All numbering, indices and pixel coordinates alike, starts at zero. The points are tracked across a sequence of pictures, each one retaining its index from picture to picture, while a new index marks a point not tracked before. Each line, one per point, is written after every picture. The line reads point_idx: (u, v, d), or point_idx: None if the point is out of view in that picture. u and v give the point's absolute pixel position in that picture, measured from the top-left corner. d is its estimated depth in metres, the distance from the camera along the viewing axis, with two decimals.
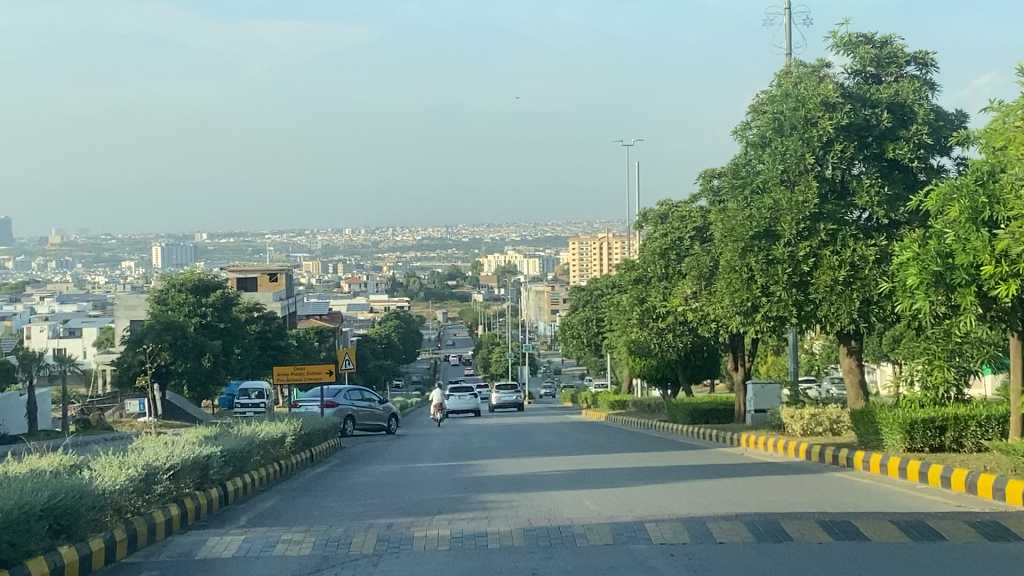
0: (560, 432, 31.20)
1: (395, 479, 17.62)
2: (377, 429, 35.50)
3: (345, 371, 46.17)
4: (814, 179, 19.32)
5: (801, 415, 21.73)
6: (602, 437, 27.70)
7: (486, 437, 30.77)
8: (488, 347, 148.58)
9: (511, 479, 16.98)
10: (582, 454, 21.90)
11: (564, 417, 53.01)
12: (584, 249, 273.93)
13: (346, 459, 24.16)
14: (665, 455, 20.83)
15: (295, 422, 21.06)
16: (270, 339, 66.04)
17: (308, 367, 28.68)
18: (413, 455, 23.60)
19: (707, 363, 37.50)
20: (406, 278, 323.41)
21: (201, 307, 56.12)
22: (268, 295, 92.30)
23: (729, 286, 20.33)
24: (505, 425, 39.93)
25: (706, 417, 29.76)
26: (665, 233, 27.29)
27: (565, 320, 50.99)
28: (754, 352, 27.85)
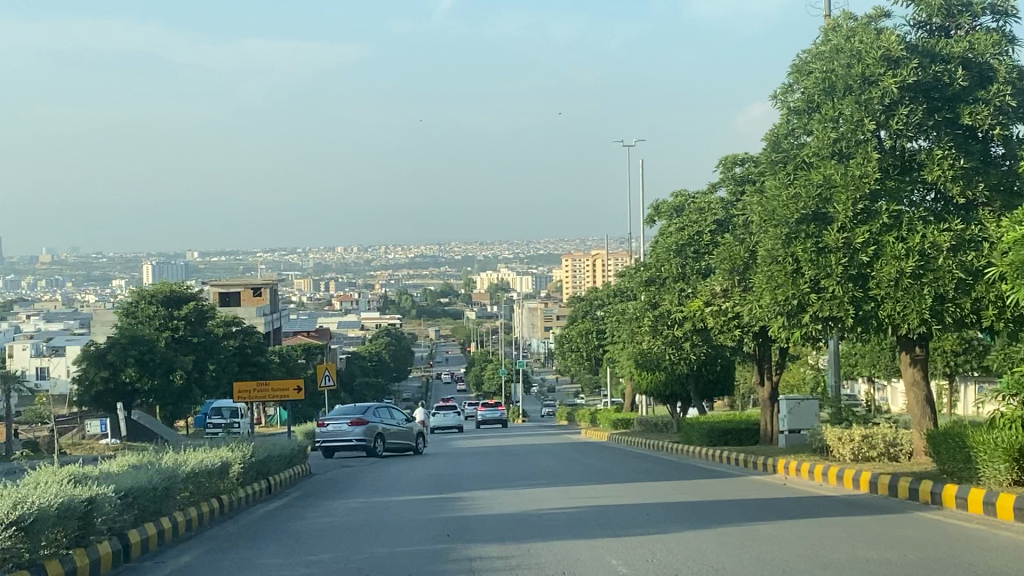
0: (560, 455, 27.85)
1: (362, 520, 14.15)
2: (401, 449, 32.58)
3: (324, 388, 42.80)
4: (873, 150, 15.91)
5: (850, 437, 18.27)
6: (609, 460, 24.39)
7: (477, 460, 27.42)
8: (481, 364, 145.14)
9: (505, 519, 13.70)
10: (588, 483, 18.57)
11: (561, 436, 49.58)
12: (578, 266, 270.72)
13: (313, 488, 20.82)
14: (687, 485, 17.49)
15: (246, 448, 17.56)
16: (249, 355, 62.61)
17: (271, 384, 25.03)
18: (391, 485, 20.24)
19: (720, 378, 34.08)
20: (398, 296, 319.96)
21: (173, 320, 52.68)
22: (251, 311, 88.81)
23: (768, 282, 16.80)
24: (498, 446, 36.50)
25: (726, 437, 26.34)
26: (682, 228, 23.84)
27: (562, 334, 47.55)
28: (783, 364, 24.43)
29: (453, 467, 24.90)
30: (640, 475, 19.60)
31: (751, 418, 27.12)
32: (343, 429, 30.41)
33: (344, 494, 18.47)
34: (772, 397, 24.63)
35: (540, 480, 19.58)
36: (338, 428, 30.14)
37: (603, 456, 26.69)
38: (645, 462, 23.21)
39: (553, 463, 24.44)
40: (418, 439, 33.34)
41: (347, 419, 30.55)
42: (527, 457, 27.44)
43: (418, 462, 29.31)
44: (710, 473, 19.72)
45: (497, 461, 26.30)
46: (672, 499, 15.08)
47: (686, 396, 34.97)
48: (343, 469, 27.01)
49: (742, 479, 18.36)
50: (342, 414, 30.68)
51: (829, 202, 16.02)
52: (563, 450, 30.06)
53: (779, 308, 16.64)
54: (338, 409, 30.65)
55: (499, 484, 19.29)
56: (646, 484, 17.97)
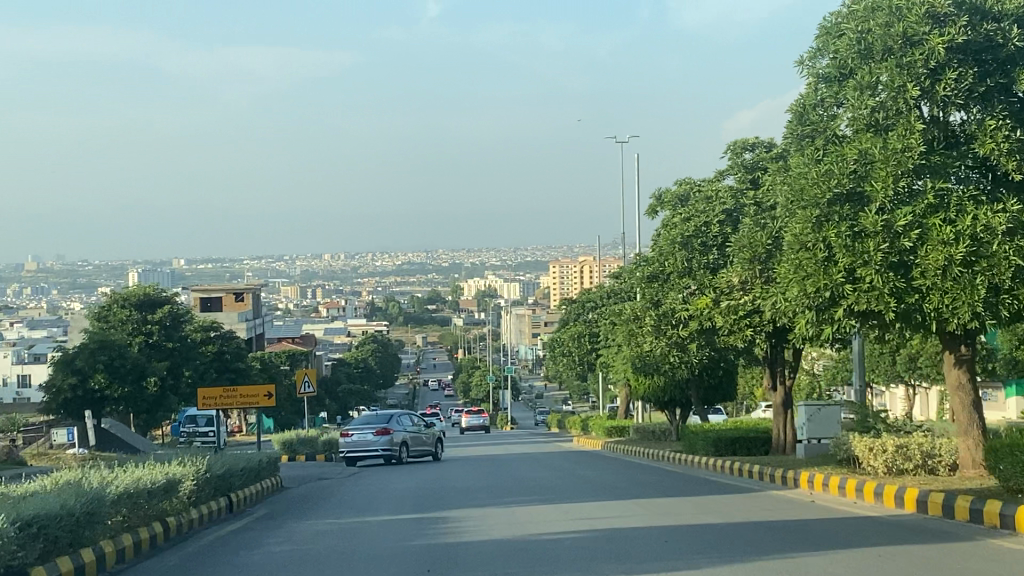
0: (555, 466, 25.88)
1: (331, 547, 12.16)
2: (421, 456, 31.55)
3: (304, 395, 40.80)
4: (916, 120, 13.92)
5: (882, 447, 16.26)
6: (608, 472, 22.43)
7: (465, 471, 25.43)
8: (469, 371, 143.03)
9: (499, 546, 11.72)
10: (590, 499, 16.59)
11: (552, 445, 47.58)
12: (567, 272, 269.03)
13: (284, 505, 18.80)
14: (701, 502, 15.53)
15: (203, 462, 15.53)
16: (228, 361, 60.53)
17: (243, 387, 23.01)
18: (369, 501, 18.23)
19: (723, 383, 32.13)
20: (385, 303, 317.82)
21: (146, 324, 50.63)
22: (233, 316, 86.74)
23: (794, 271, 14.76)
24: (486, 456, 34.52)
25: (733, 447, 24.37)
26: (689, 218, 21.86)
27: (554, 337, 45.53)
28: (797, 366, 22.46)
29: (439, 479, 22.90)
30: (646, 489, 17.64)
31: (759, 426, 25.16)
32: (366, 438, 29.35)
33: (317, 512, 16.46)
34: (784, 403, 22.67)
35: (535, 495, 17.60)
36: (362, 436, 29.08)
37: (602, 466, 24.75)
38: (649, 474, 21.24)
39: (547, 474, 22.45)
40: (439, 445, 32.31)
41: (371, 428, 29.44)
42: (519, 468, 25.44)
43: (402, 474, 27.32)
44: (723, 487, 17.71)
45: (486, 472, 24.30)
46: (689, 519, 13.11)
47: (686, 403, 32.96)
48: (321, 482, 25.01)
49: (760, 495, 16.38)
50: (364, 423, 29.61)
51: (866, 179, 14.01)
52: (556, 461, 28.09)
53: (808, 302, 14.59)
54: (361, 417, 29.61)
55: (489, 499, 17.30)
56: (655, 501, 16.00)
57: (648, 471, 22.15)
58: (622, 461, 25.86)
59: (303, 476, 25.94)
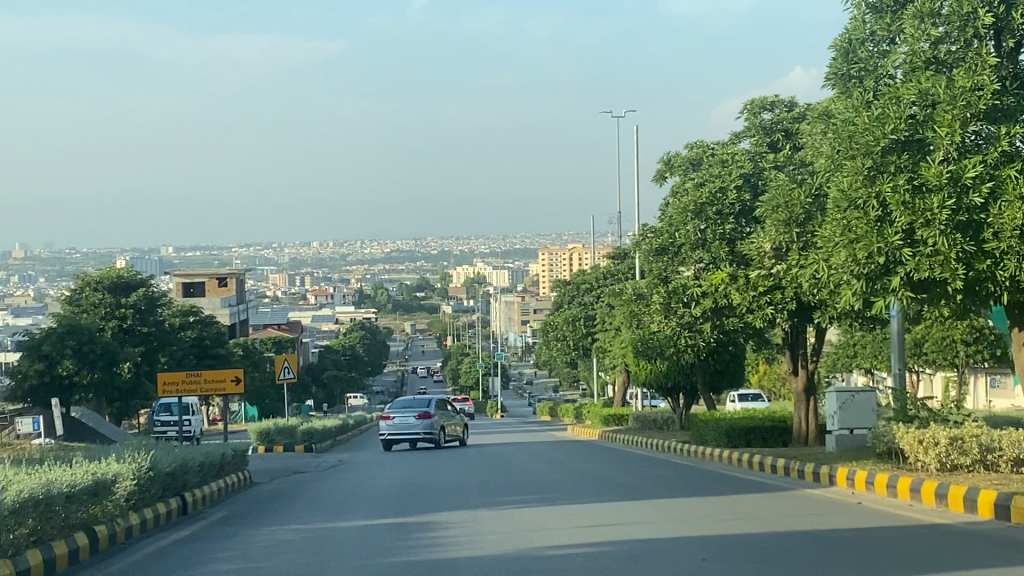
0: (552, 458, 23.75)
1: (288, 563, 10.00)
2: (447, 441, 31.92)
3: (283, 382, 38.67)
4: (988, 54, 11.76)
5: (932, 440, 14.11)
6: (615, 467, 20.26)
7: (453, 464, 23.27)
8: (458, 358, 140.81)
9: (492, 563, 9.54)
10: (597, 500, 14.41)
11: (544, 433, 45.43)
12: (557, 259, 266.82)
13: (249, 504, 16.62)
14: (727, 504, 13.37)
15: (148, 458, 13.34)
16: (208, 347, 58.30)
17: (209, 371, 20.78)
18: (343, 501, 16.04)
19: (731, 368, 29.97)
20: (374, 290, 315.39)
21: (120, 309, 48.34)
22: (216, 302, 84.42)
23: (837, 235, 12.51)
24: (475, 446, 32.41)
25: (748, 438, 22.28)
26: (703, 184, 19.68)
27: (548, 322, 43.36)
28: (821, 349, 20.35)
29: (426, 473, 20.74)
30: (659, 488, 15.47)
31: (775, 414, 23.06)
32: (408, 422, 29.68)
33: (281, 515, 14.25)
34: (807, 388, 20.48)
35: (533, 495, 15.43)
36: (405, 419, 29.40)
37: (605, 459, 22.60)
38: (658, 468, 19.10)
39: (544, 469, 20.28)
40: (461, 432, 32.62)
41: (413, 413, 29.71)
42: (512, 460, 23.29)
43: (386, 466, 25.17)
44: (749, 486, 15.54)
45: (476, 465, 22.15)
46: (721, 527, 10.94)
47: (692, 390, 30.78)
48: (297, 475, 22.83)
49: (792, 494, 14.23)
50: (406, 406, 29.86)
51: (926, 124, 11.83)
52: (554, 452, 25.98)
53: (853, 271, 12.36)
54: (402, 402, 29.91)
55: (482, 499, 15.14)
56: (674, 502, 13.83)
57: (656, 465, 20.00)
58: (626, 454, 23.71)
59: (276, 470, 23.78)
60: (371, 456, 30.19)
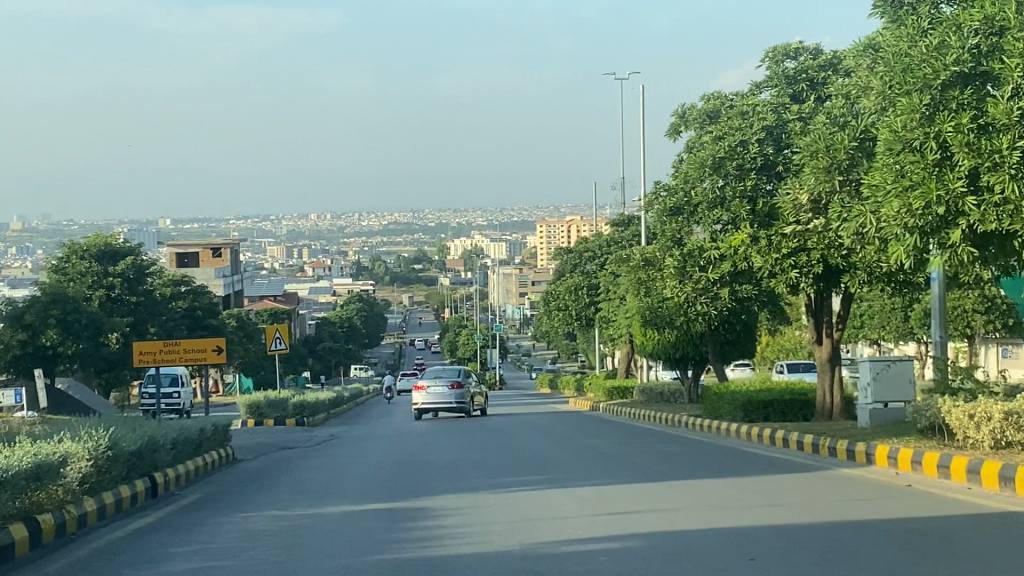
0: (556, 432, 22.31)
1: (258, 558, 8.55)
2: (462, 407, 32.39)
3: (275, 352, 37.21)
4: None
5: (983, 415, 12.68)
6: (626, 442, 18.80)
7: (451, 439, 21.83)
8: (456, 330, 139.35)
9: (501, 560, 8.06)
10: (612, 481, 12.95)
11: (546, 406, 44.01)
12: (555, 230, 265.16)
13: (227, 484, 15.15)
14: (759, 486, 11.91)
15: (109, 434, 11.90)
16: (200, 318, 56.84)
17: (187, 340, 19.29)
18: (331, 481, 14.58)
19: (742, 339, 28.49)
20: (371, 263, 313.81)
21: (107, 278, 46.80)
22: (209, 273, 82.88)
23: (887, 182, 11.03)
24: (473, 421, 30.93)
25: (766, 411, 20.86)
26: (722, 137, 18.21)
27: (549, 291, 41.85)
28: (846, 316, 18.95)
29: (423, 449, 19.28)
30: (680, 467, 14.01)
31: (795, 387, 21.65)
32: (441, 391, 30.86)
33: (262, 498, 12.77)
34: (832, 359, 18.93)
35: (540, 475, 13.96)
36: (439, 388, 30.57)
37: (614, 433, 21.14)
38: (672, 444, 17.66)
39: (549, 444, 18.82)
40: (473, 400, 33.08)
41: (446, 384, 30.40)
42: (514, 435, 21.83)
43: (380, 442, 23.73)
44: (777, 464, 14.09)
45: (475, 441, 20.70)
46: (762, 516, 9.47)
47: (701, 362, 29.31)
48: (285, 451, 21.38)
49: (829, 476, 12.82)
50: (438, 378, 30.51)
51: (991, 55, 10.36)
52: (557, 426, 24.57)
53: (906, 223, 10.86)
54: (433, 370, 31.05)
55: (485, 480, 13.67)
56: (699, 485, 12.36)
57: (670, 440, 18.55)
58: (634, 428, 22.27)
59: (263, 445, 22.32)
60: (365, 430, 28.75)
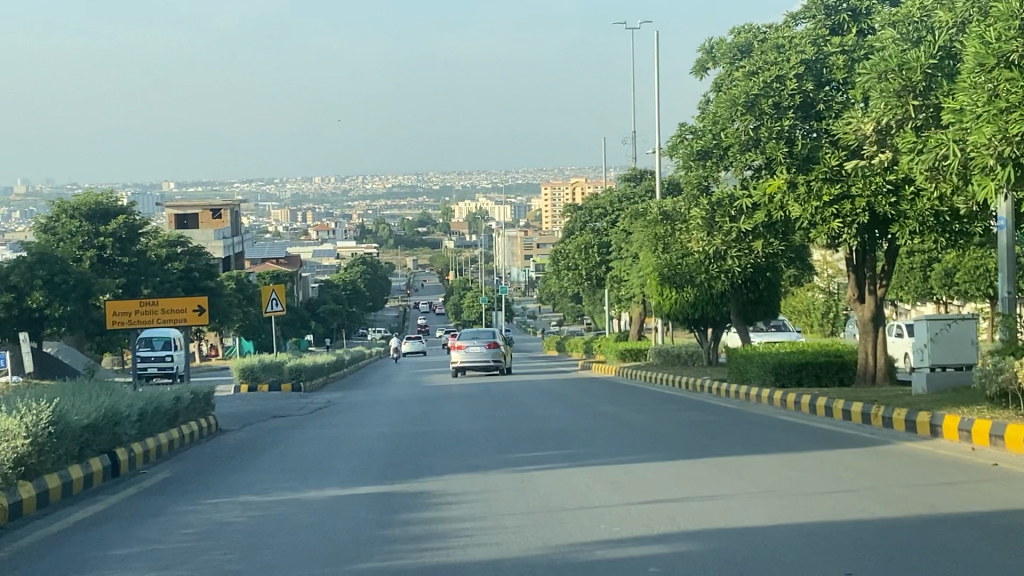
0: (570, 399, 20.63)
1: (220, 563, 6.87)
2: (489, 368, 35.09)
3: (270, 314, 35.49)
4: None
5: None
6: (651, 409, 17.10)
7: (457, 407, 20.16)
8: (461, 292, 137.80)
9: (517, 569, 6.35)
10: (643, 457, 11.26)
11: (555, 369, 42.35)
12: (559, 192, 263.22)
13: (204, 459, 13.46)
14: (817, 465, 10.21)
15: (55, 405, 10.23)
16: (197, 280, 55.20)
17: (166, 299, 17.58)
18: (322, 456, 12.91)
19: (767, 298, 26.67)
20: (375, 226, 311.96)
21: (99, 237, 45.11)
22: (208, 235, 81.16)
23: (984, 102, 9.19)
24: (480, 386, 29.27)
25: (799, 374, 19.18)
26: (754, 72, 16.37)
27: (558, 250, 39.98)
28: (890, 271, 17.20)
29: (426, 418, 17.63)
30: (717, 440, 12.31)
31: (828, 348, 19.93)
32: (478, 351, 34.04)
33: (237, 478, 11.09)
34: (875, 317, 17.23)
35: (558, 449, 12.26)
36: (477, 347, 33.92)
37: (636, 399, 19.45)
38: (701, 413, 15.96)
39: (566, 413, 17.13)
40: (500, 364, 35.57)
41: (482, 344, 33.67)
42: (525, 402, 20.15)
43: (381, 409, 22.08)
44: (830, 438, 12.37)
45: (481, 409, 19.01)
46: (837, 510, 7.73)
47: (722, 322, 27.57)
48: (277, 420, 19.73)
49: (895, 451, 11.07)
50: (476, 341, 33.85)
51: None
52: (571, 391, 22.90)
53: (1006, 152, 9.03)
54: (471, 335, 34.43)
55: (496, 456, 11.97)
56: (745, 465, 10.65)
57: (698, 408, 16.81)
58: (655, 394, 20.57)
59: (254, 414, 20.67)
60: (364, 396, 27.09)
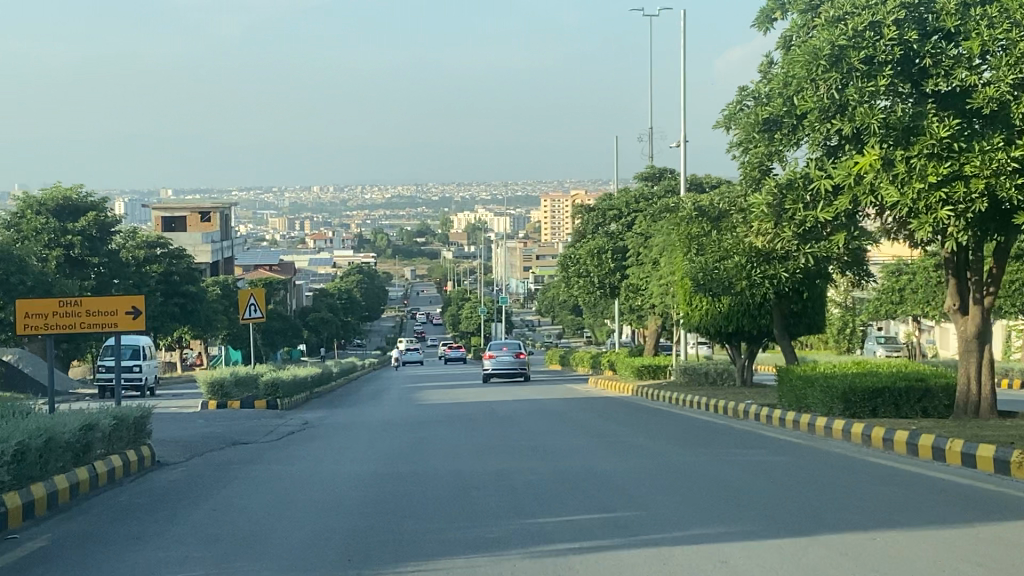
0: (592, 428, 17.13)
1: None
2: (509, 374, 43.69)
3: (248, 322, 32.00)
4: None
5: None
6: (702, 447, 13.65)
7: (454, 435, 16.71)
8: (459, 303, 134.78)
9: None
10: (724, 531, 7.80)
11: (561, 384, 39.08)
12: (558, 204, 260.89)
13: (121, 510, 10.02)
14: (1002, 566, 6.78)
15: None
16: (176, 285, 51.74)
17: (92, 297, 14.08)
18: (274, 514, 9.46)
19: (812, 311, 23.20)
20: (372, 237, 308.89)
21: (66, 235, 41.64)
22: (195, 239, 77.75)
23: None
24: (480, 406, 25.89)
25: (873, 403, 15.63)
26: (841, 17, 12.86)
27: (566, 255, 36.41)
28: (1001, 273, 13.69)
29: (421, 452, 14.23)
30: (821, 503, 8.85)
31: (902, 372, 16.43)
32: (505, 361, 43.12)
33: (140, 556, 7.66)
34: (981, 334, 13.78)
35: (597, 512, 8.78)
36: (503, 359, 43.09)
37: (676, 428, 16.01)
38: (771, 456, 12.52)
39: (595, 450, 13.69)
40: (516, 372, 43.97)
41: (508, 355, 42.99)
42: (536, 430, 16.77)
43: (364, 434, 18.65)
44: (974, 501, 8.89)
45: (484, 439, 15.62)
46: None
47: (758, 338, 24.08)
48: (240, 449, 16.26)
49: None
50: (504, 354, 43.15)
51: None
52: (592, 417, 19.47)
53: None
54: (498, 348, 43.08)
55: (513, 520, 8.53)
56: (887, 554, 7.16)
57: (762, 448, 13.38)
58: (694, 421, 17.09)
59: (211, 441, 17.23)
60: (349, 417, 23.68)
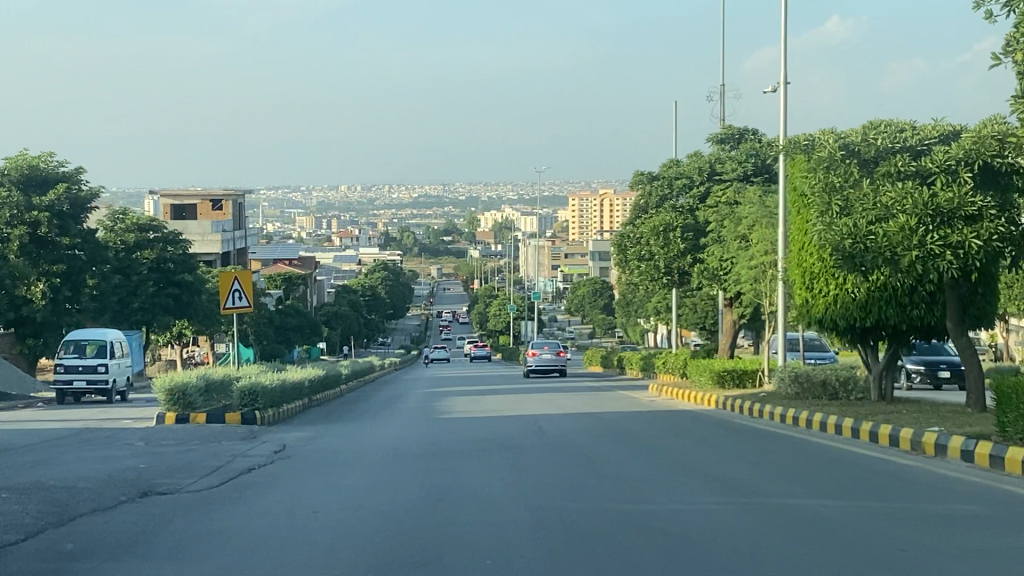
0: (715, 474, 10.80)
1: None
2: (549, 370, 41.85)
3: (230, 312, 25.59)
4: None
5: None
6: (990, 563, 7.18)
7: (500, 491, 10.49)
8: (488, 300, 128.77)
9: None
10: None
11: (612, 390, 32.96)
12: (588, 202, 254.65)
13: None
14: None
15: None
16: (170, 273, 45.28)
17: None
18: None
19: (987, 296, 16.65)
20: (399, 234, 303.36)
21: (30, 211, 35.23)
22: (203, 226, 71.56)
23: None
24: (526, 422, 19.63)
25: None
26: None
27: (624, 234, 29.86)
28: None
29: (442, 544, 7.97)
30: None
31: None
32: (547, 357, 41.27)
33: None
34: None
35: None
36: (545, 354, 41.08)
37: (887, 497, 9.57)
38: None
39: (783, 565, 7.30)
40: (558, 367, 42.18)
41: (551, 351, 41.32)
42: (629, 483, 10.54)
43: (364, 474, 12.46)
44: None
45: (552, 508, 9.41)
46: None
47: (904, 331, 17.61)
48: (145, 510, 9.96)
49: None
50: (547, 349, 41.55)
51: None
52: (703, 453, 13.08)
53: None
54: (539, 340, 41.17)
55: None
56: None
57: None
58: (899, 477, 10.58)
59: (110, 489, 10.93)
60: (350, 439, 17.55)
